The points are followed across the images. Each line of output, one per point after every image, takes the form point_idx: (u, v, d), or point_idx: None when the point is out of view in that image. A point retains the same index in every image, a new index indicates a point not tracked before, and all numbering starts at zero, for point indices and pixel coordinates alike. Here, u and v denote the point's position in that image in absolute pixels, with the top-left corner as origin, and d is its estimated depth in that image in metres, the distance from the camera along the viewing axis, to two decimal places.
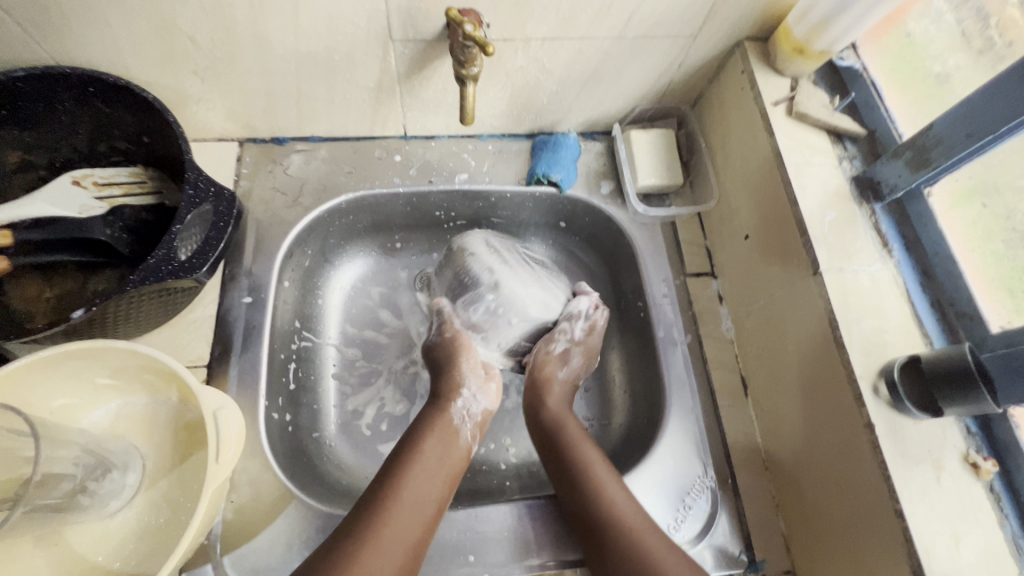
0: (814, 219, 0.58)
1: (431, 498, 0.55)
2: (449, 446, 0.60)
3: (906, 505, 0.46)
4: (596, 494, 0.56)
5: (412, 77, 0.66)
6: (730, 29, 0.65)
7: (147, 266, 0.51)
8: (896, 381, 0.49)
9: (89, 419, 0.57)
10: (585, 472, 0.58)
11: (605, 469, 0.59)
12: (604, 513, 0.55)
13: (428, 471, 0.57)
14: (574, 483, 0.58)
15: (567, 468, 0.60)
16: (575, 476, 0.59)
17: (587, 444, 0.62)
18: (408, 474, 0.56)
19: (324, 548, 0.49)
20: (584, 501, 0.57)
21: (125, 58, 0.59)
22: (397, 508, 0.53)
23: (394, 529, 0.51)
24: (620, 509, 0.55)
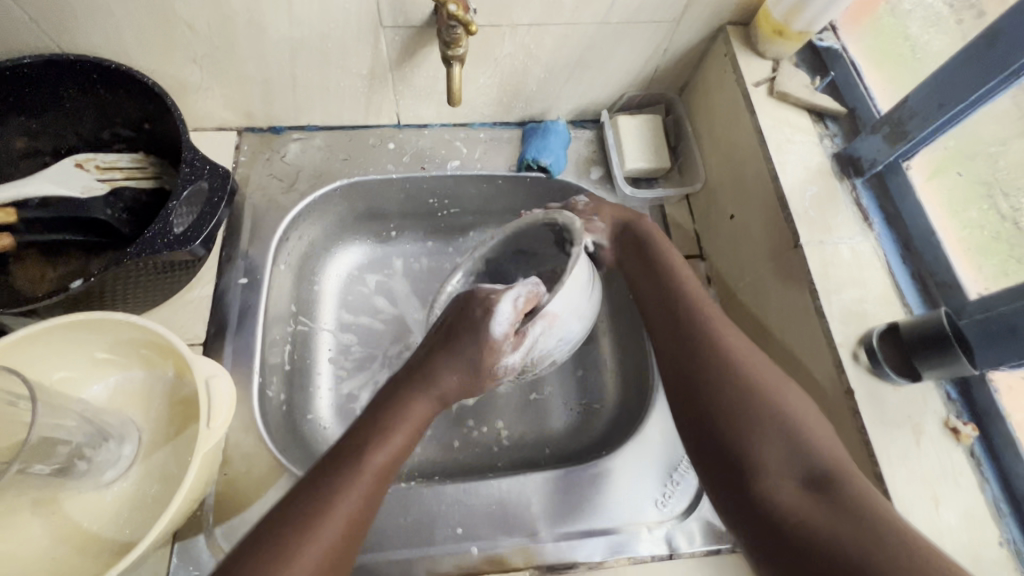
0: (795, 194, 0.59)
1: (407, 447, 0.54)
2: (429, 414, 0.58)
3: (885, 469, 0.47)
4: (713, 336, 0.54)
5: (403, 65, 0.69)
6: (712, 14, 0.66)
7: (143, 240, 0.54)
8: (874, 347, 0.50)
9: (87, 392, 0.59)
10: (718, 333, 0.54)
11: (718, 311, 0.56)
12: (722, 350, 0.52)
13: (409, 435, 0.54)
14: (676, 292, 0.59)
15: (680, 294, 0.59)
16: (687, 317, 0.56)
17: (686, 266, 0.62)
18: (389, 433, 0.53)
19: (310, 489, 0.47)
20: (702, 331, 0.54)
21: (127, 46, 0.62)
22: (383, 455, 0.51)
23: (368, 485, 0.49)
24: (722, 334, 0.54)
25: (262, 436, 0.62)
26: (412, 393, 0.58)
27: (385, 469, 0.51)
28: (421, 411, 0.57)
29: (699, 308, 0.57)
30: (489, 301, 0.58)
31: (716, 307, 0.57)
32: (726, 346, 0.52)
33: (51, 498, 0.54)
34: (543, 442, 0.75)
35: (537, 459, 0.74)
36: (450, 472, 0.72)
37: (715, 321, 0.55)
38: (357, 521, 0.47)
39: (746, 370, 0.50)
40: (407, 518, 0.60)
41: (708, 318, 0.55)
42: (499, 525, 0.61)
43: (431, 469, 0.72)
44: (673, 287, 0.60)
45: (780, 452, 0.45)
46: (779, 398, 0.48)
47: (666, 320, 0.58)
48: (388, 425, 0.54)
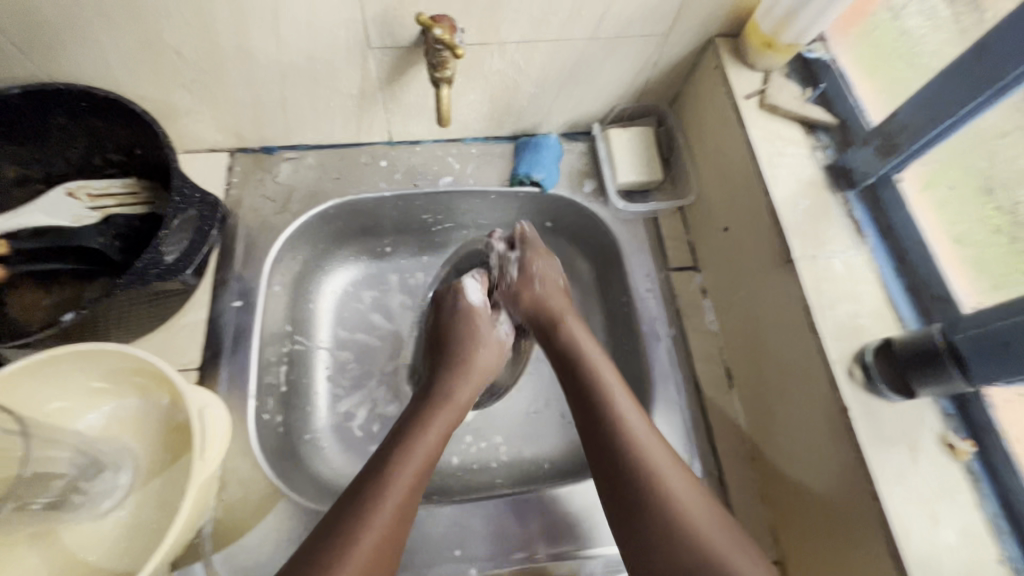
0: (787, 207, 0.59)
1: (434, 454, 0.56)
2: (451, 424, 0.61)
3: (882, 488, 0.47)
4: (656, 479, 0.52)
5: (393, 84, 0.69)
6: (701, 27, 0.66)
7: (135, 272, 0.53)
8: (869, 363, 0.50)
9: (82, 421, 0.59)
10: (638, 455, 0.53)
11: (633, 408, 0.58)
12: (651, 482, 0.52)
13: (424, 465, 0.55)
14: (602, 412, 0.57)
15: (598, 408, 0.58)
16: (606, 415, 0.57)
17: (605, 362, 0.63)
18: (403, 467, 0.53)
19: (345, 503, 0.50)
20: (614, 442, 0.55)
21: (116, 73, 0.62)
22: (409, 462, 0.54)
23: (402, 492, 0.52)
24: (648, 446, 0.54)
25: (259, 459, 0.62)
26: (423, 429, 0.58)
27: (402, 504, 0.51)
28: (432, 444, 0.57)
29: (617, 426, 0.56)
30: (453, 289, 0.71)
31: (637, 411, 0.58)
32: (626, 431, 0.55)
33: (47, 530, 0.54)
34: (541, 457, 0.75)
35: (535, 475, 0.74)
36: (449, 490, 0.71)
37: (654, 456, 0.53)
38: (394, 526, 0.50)
39: (648, 475, 0.52)
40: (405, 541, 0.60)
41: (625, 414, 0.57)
42: (496, 544, 0.61)
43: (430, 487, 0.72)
44: (594, 408, 0.58)
45: (700, 571, 0.47)
46: (674, 505, 0.50)
47: (580, 406, 0.60)
48: (402, 457, 0.54)
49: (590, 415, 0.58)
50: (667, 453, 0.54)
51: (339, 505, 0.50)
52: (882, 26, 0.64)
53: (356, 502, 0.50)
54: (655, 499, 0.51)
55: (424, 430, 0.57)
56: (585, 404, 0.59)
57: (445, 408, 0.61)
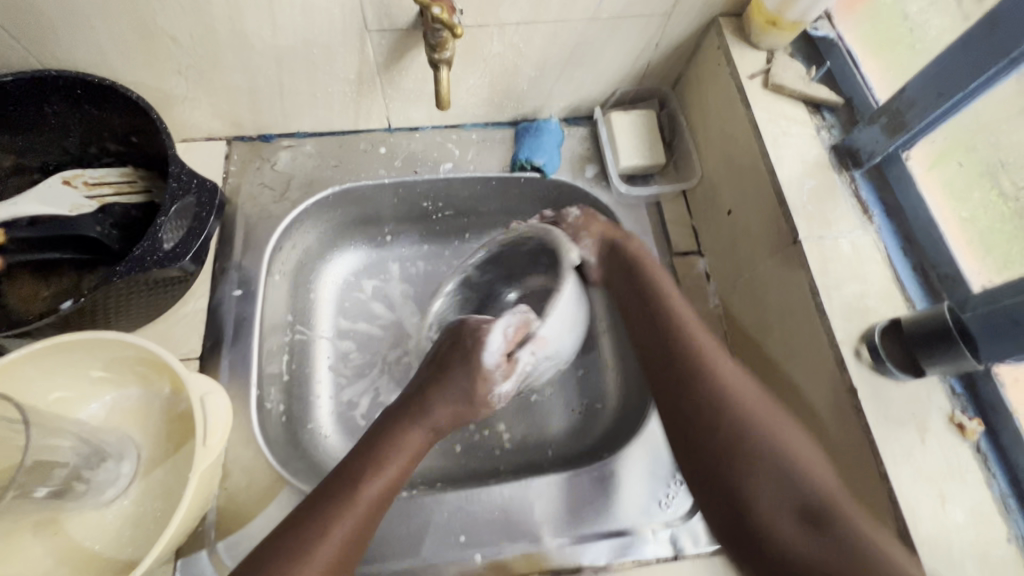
0: (792, 187, 0.58)
1: (418, 450, 0.56)
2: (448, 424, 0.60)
3: (890, 468, 0.46)
4: (733, 407, 0.50)
5: (391, 68, 0.68)
6: (704, 6, 0.65)
7: (132, 259, 0.53)
8: (877, 344, 0.49)
9: (84, 411, 0.58)
10: (729, 387, 0.51)
11: (716, 346, 0.55)
12: (710, 387, 0.52)
13: (406, 463, 0.54)
14: (666, 321, 0.58)
15: (679, 343, 0.56)
16: (693, 360, 0.54)
17: (683, 303, 0.61)
18: (386, 465, 0.53)
19: (319, 498, 0.50)
20: (690, 366, 0.54)
21: (110, 59, 0.61)
22: (392, 459, 0.53)
23: (378, 489, 0.51)
24: (727, 377, 0.52)
25: (261, 447, 0.62)
26: (411, 424, 0.57)
27: (375, 503, 0.50)
28: (419, 440, 0.56)
29: (699, 351, 0.55)
30: (477, 332, 0.59)
31: (689, 310, 0.60)
32: (719, 379, 0.52)
33: (53, 519, 0.54)
34: (545, 444, 0.75)
35: (540, 462, 0.73)
36: (453, 478, 0.71)
37: (739, 394, 0.51)
38: (363, 525, 0.49)
39: (738, 404, 0.50)
40: (408, 528, 0.60)
41: (689, 334, 0.57)
42: (500, 531, 0.60)
43: (433, 475, 0.72)
44: (675, 339, 0.57)
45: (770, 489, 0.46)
46: (775, 444, 0.47)
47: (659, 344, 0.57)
48: (388, 453, 0.54)
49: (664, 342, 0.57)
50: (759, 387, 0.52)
51: (313, 497, 0.50)
52: (889, 2, 0.63)
53: (331, 495, 0.50)
54: (756, 410, 0.49)
55: (416, 423, 0.57)
56: (669, 341, 0.57)
57: (441, 401, 0.60)
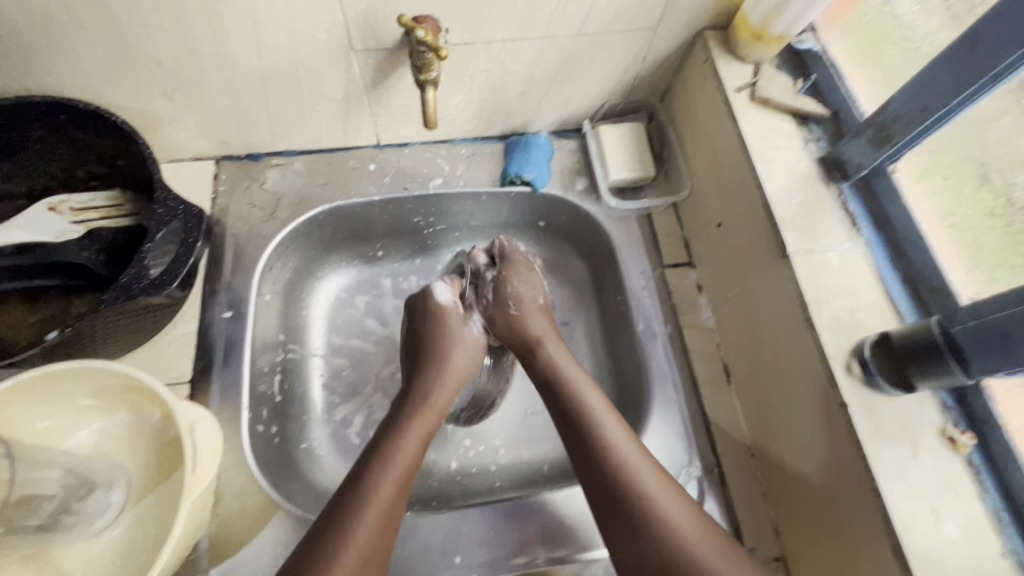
0: (781, 201, 0.58)
1: (416, 455, 0.56)
2: (432, 428, 0.60)
3: (883, 483, 0.46)
4: (632, 484, 0.51)
5: (378, 87, 0.67)
6: (689, 20, 0.65)
7: (119, 287, 0.53)
8: (867, 358, 0.49)
9: (73, 439, 0.58)
10: (602, 468, 0.53)
11: (619, 428, 0.55)
12: (648, 509, 0.49)
13: (406, 470, 0.54)
14: (592, 439, 0.55)
15: (597, 464, 0.53)
16: (597, 443, 0.54)
17: (564, 356, 0.64)
18: (382, 477, 0.52)
19: (330, 517, 0.49)
20: (616, 475, 0.52)
21: (95, 84, 0.60)
22: (393, 466, 0.54)
23: (388, 498, 0.51)
24: (635, 465, 0.52)
25: (254, 471, 0.61)
26: (402, 434, 0.57)
27: (384, 515, 0.50)
28: (411, 451, 0.56)
29: (624, 479, 0.51)
30: (424, 291, 0.70)
31: (581, 373, 0.62)
32: (601, 435, 0.54)
33: (42, 551, 0.53)
34: (540, 460, 0.75)
35: (535, 478, 0.73)
36: (449, 496, 0.71)
37: (641, 472, 0.52)
38: (383, 532, 0.50)
39: (647, 519, 0.49)
40: (403, 550, 0.59)
41: (608, 434, 0.54)
42: (496, 551, 0.60)
43: (429, 494, 0.71)
44: (589, 440, 0.55)
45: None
46: (690, 554, 0.47)
47: (570, 432, 0.57)
48: (379, 466, 0.53)
49: (560, 412, 0.59)
50: (653, 467, 0.53)
51: (323, 517, 0.50)
52: (872, 14, 0.63)
53: (336, 516, 0.49)
54: (640, 511, 0.49)
55: (401, 436, 0.57)
56: (562, 406, 0.59)
57: (421, 413, 0.60)
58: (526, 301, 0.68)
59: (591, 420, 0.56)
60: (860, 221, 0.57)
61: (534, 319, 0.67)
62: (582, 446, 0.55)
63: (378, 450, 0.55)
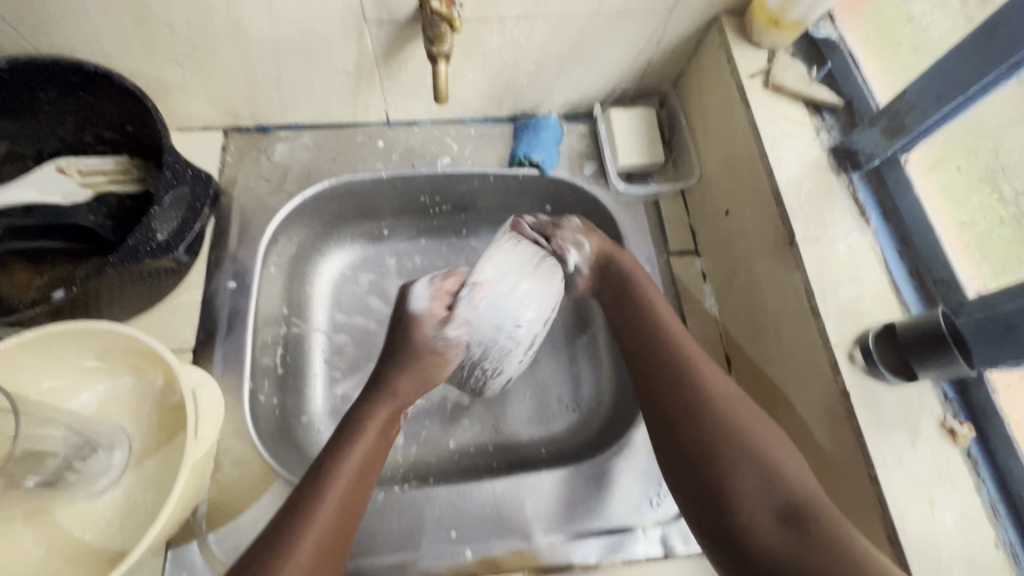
0: (790, 188, 0.57)
1: (376, 448, 0.55)
2: (394, 419, 0.59)
3: (880, 471, 0.46)
4: (687, 357, 0.56)
5: (389, 60, 0.67)
6: (706, 3, 0.64)
7: (125, 249, 0.52)
8: (871, 347, 0.49)
9: (77, 400, 0.58)
10: (709, 394, 0.52)
11: (671, 313, 0.62)
12: (699, 390, 0.52)
13: (364, 462, 0.53)
14: (668, 360, 0.56)
15: (663, 362, 0.56)
16: (648, 321, 0.61)
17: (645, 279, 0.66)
18: (339, 471, 0.51)
19: (285, 515, 0.48)
20: (679, 374, 0.54)
21: (105, 46, 0.60)
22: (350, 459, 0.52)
23: (343, 492, 0.50)
24: (712, 382, 0.53)
25: (254, 440, 0.62)
26: (360, 427, 0.56)
27: (343, 504, 0.49)
28: (370, 443, 0.55)
29: (685, 354, 0.56)
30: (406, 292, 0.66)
31: (668, 311, 0.62)
32: (663, 328, 0.59)
33: (43, 508, 0.53)
34: (539, 441, 0.75)
35: (533, 459, 0.74)
36: (446, 474, 0.72)
37: (695, 358, 0.56)
38: (339, 528, 0.48)
39: (707, 392, 0.52)
40: (400, 523, 0.60)
41: (667, 320, 0.60)
42: (492, 530, 0.60)
43: (426, 470, 0.72)
44: (650, 331, 0.60)
45: (752, 485, 0.46)
46: (750, 445, 0.48)
47: (625, 316, 0.63)
48: (339, 459, 0.52)
49: (635, 332, 0.61)
50: (734, 390, 0.53)
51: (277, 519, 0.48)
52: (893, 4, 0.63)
53: (293, 516, 0.47)
54: (704, 407, 0.51)
55: (360, 429, 0.55)
56: (636, 326, 0.61)
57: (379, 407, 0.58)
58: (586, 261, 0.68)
59: (653, 313, 0.61)
60: (869, 209, 0.57)
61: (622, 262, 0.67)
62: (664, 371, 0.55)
63: (349, 423, 0.56)
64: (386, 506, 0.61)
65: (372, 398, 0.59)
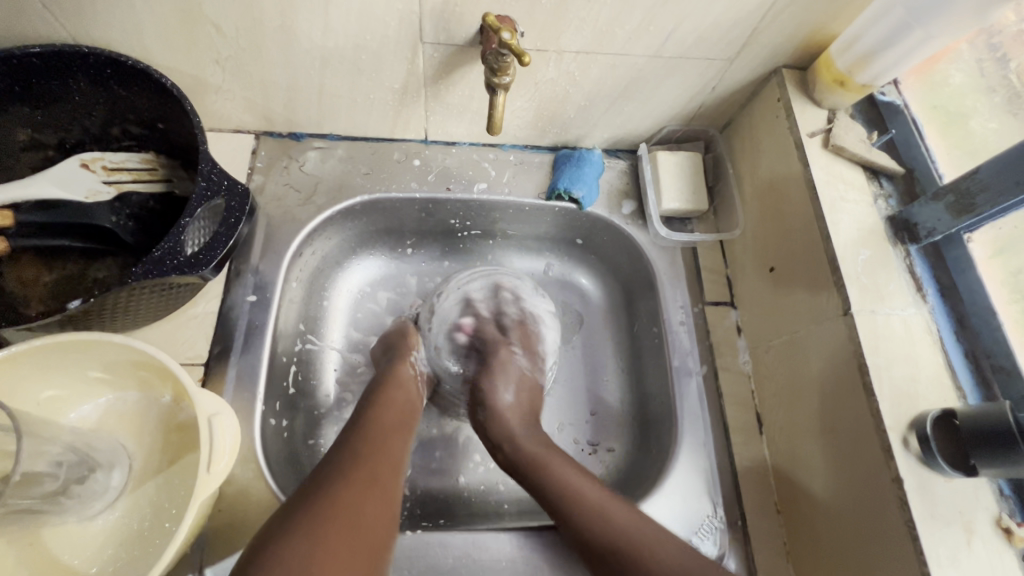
0: (847, 256, 0.56)
1: (407, 411, 0.61)
2: (417, 394, 0.65)
3: (935, 570, 0.44)
4: (580, 504, 0.54)
5: (438, 81, 0.65)
6: (769, 55, 0.63)
7: (150, 260, 0.49)
8: (929, 435, 0.47)
9: (77, 412, 0.55)
10: (605, 530, 0.51)
11: (575, 474, 0.56)
12: (589, 518, 0.52)
13: (397, 419, 0.59)
14: (552, 501, 0.55)
15: (569, 527, 0.53)
16: (558, 487, 0.55)
17: (495, 395, 0.66)
18: (376, 421, 0.57)
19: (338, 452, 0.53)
20: (581, 526, 0.52)
21: (147, 42, 0.57)
22: (384, 413, 0.59)
23: (384, 437, 0.56)
24: (616, 524, 0.51)
25: (263, 467, 0.58)
26: (388, 389, 0.62)
27: (389, 448, 0.55)
28: (398, 403, 0.61)
29: (600, 554, 0.51)
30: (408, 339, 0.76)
31: (520, 433, 0.62)
32: (559, 479, 0.56)
33: (29, 530, 0.49)
34: None
35: None
36: (456, 514, 0.69)
37: (554, 489, 0.55)
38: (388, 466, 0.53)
39: (637, 541, 0.50)
40: (411, 571, 0.57)
41: (572, 481, 0.55)
42: None
43: (434, 507, 0.69)
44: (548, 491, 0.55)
45: None
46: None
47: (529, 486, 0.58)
48: (374, 414, 0.58)
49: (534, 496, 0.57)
50: (624, 510, 0.53)
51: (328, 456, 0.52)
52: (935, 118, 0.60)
53: (320, 486, 0.48)
54: (625, 547, 0.50)
55: (388, 391, 0.62)
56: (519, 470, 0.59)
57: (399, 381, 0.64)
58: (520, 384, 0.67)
59: (546, 471, 0.57)
60: (924, 284, 0.56)
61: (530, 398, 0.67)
62: (595, 551, 0.51)
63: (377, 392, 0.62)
64: (399, 551, 0.57)
65: (395, 375, 0.64)
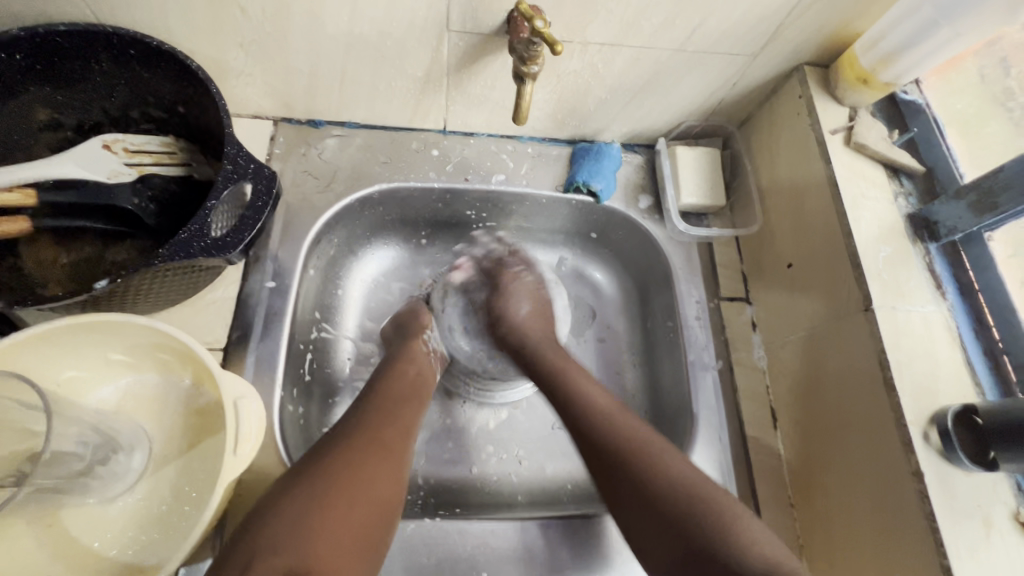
0: (868, 252, 0.56)
1: (418, 380, 0.64)
2: (431, 367, 0.68)
3: (954, 561, 0.45)
4: (648, 454, 0.52)
5: (462, 70, 0.64)
6: (792, 51, 0.63)
7: (178, 241, 0.49)
8: (950, 429, 0.48)
9: (96, 395, 0.54)
10: (614, 433, 0.54)
11: (586, 379, 0.61)
12: (594, 421, 0.56)
13: (409, 388, 0.62)
14: (581, 407, 0.57)
15: (583, 418, 0.56)
16: (569, 388, 0.59)
17: (533, 327, 0.68)
18: (387, 391, 0.60)
19: (352, 421, 0.55)
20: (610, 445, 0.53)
21: (172, 24, 0.56)
22: (396, 384, 0.61)
23: (396, 405, 0.58)
24: (642, 437, 0.53)
25: (282, 453, 0.58)
26: (400, 360, 0.65)
27: (399, 417, 0.57)
28: (410, 374, 0.64)
29: (625, 439, 0.53)
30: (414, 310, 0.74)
31: (575, 363, 0.63)
32: (573, 382, 0.60)
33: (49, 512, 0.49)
34: (565, 477, 0.72)
35: (558, 496, 0.71)
36: (470, 504, 0.69)
37: (583, 398, 0.58)
38: (398, 432, 0.56)
39: (652, 458, 0.51)
40: (429, 558, 0.57)
41: (586, 391, 0.59)
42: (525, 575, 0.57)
43: (447, 497, 0.69)
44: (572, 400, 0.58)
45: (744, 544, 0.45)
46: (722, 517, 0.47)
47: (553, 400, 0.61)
48: (386, 383, 0.61)
49: (562, 416, 0.59)
50: (635, 421, 0.56)
51: (343, 425, 0.55)
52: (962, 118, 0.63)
53: (332, 449, 0.51)
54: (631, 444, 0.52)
55: (401, 360, 0.65)
56: (540, 376, 0.63)
57: (413, 351, 0.66)
58: (528, 319, 0.69)
59: (563, 375, 0.61)
60: (944, 281, 0.56)
61: (534, 328, 0.68)
62: (607, 456, 0.53)
63: (390, 363, 0.65)
64: (417, 538, 0.58)
65: (407, 352, 0.66)
